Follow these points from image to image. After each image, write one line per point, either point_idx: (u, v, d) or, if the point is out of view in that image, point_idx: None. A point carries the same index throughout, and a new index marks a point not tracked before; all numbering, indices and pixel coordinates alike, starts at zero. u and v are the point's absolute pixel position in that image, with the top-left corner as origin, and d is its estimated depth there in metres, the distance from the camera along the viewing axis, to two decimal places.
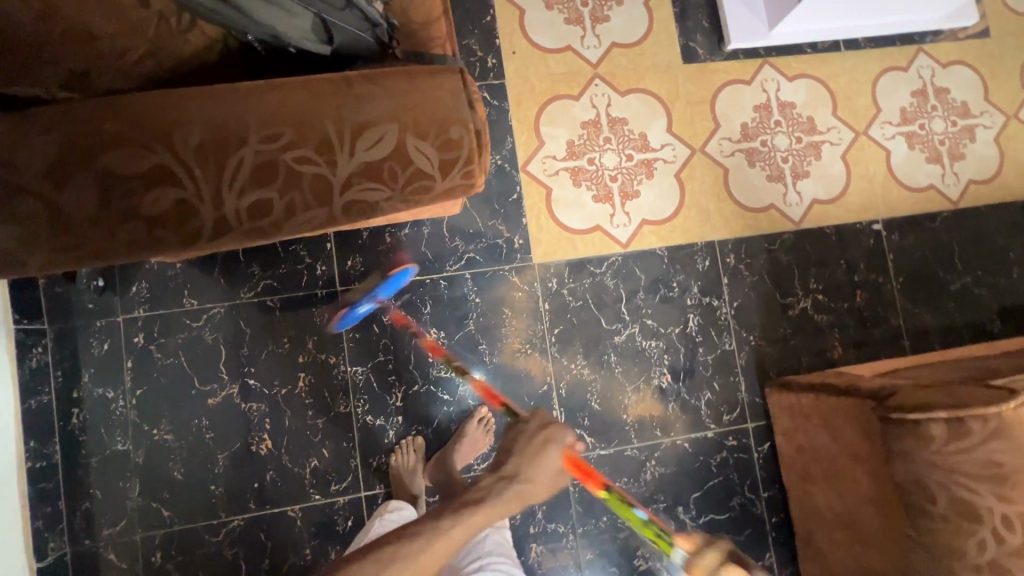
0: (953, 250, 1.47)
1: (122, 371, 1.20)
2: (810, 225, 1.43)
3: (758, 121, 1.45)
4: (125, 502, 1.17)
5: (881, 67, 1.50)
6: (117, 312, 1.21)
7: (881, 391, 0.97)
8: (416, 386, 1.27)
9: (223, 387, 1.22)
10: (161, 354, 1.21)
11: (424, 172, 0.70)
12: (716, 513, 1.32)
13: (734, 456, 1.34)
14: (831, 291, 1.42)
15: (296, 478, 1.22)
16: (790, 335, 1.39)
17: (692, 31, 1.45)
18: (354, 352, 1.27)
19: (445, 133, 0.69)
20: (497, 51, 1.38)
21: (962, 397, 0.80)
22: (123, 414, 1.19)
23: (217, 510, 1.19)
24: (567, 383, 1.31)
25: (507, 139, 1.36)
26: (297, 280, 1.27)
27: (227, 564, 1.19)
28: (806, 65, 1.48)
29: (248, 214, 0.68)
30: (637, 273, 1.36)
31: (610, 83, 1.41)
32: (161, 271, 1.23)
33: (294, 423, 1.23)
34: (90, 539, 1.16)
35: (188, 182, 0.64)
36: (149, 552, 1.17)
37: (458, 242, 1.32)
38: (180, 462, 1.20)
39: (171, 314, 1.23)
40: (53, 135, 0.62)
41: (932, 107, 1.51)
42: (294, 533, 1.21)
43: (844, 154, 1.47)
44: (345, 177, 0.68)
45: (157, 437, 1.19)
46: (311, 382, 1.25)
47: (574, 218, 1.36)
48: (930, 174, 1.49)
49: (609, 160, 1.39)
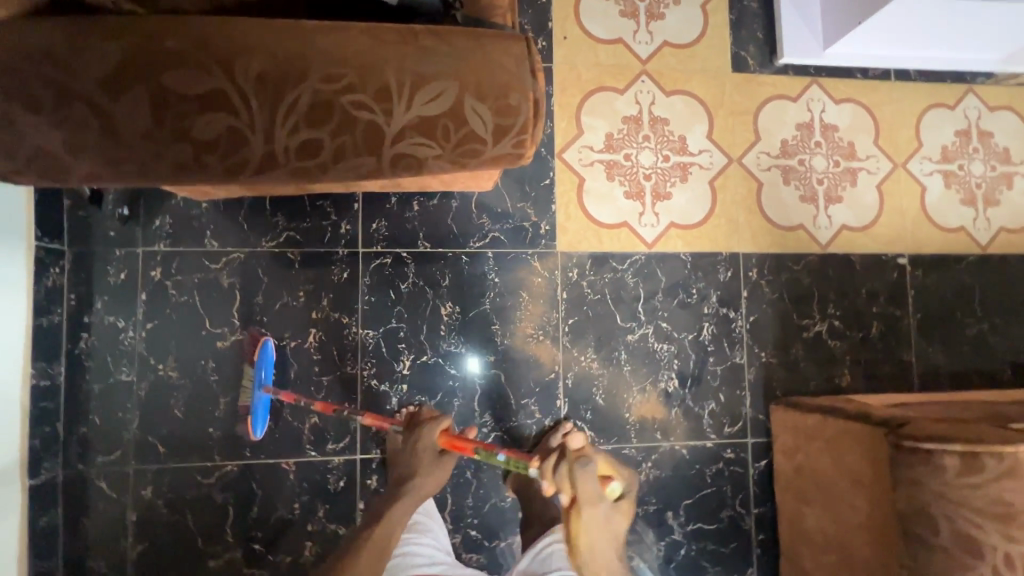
0: (975, 294, 1.46)
1: (135, 303, 1.19)
2: (836, 250, 1.42)
3: (799, 140, 1.44)
4: (122, 432, 1.17)
5: (929, 102, 1.49)
6: (138, 244, 1.20)
7: (893, 420, 0.97)
8: (424, 358, 1.27)
9: (233, 332, 1.22)
10: (175, 290, 1.21)
11: (477, 135, 0.70)
12: (704, 523, 1.32)
13: (730, 469, 1.33)
14: (848, 318, 1.41)
15: (294, 432, 1.22)
16: (802, 356, 1.38)
17: (745, 40, 1.43)
18: (367, 315, 1.26)
19: (504, 99, 0.68)
20: (548, 34, 1.37)
21: (979, 433, 0.80)
22: (131, 345, 1.19)
23: (212, 453, 1.19)
24: (574, 374, 1.31)
25: (546, 123, 1.35)
26: (320, 236, 1.26)
27: (215, 508, 1.19)
28: (855, 90, 1.47)
29: (297, 153, 0.67)
30: (658, 275, 1.35)
31: (656, 82, 1.40)
32: (186, 209, 1.22)
33: (300, 378, 1.23)
34: (83, 464, 1.16)
35: (242, 111, 0.64)
36: (140, 486, 1.17)
37: (484, 219, 1.31)
38: (182, 401, 1.19)
39: (190, 252, 1.22)
40: (115, 43, 0.61)
41: (974, 149, 1.49)
42: (286, 485, 1.21)
43: (880, 183, 1.46)
44: (399, 128, 0.67)
45: (162, 372, 1.19)
46: (321, 339, 1.24)
47: (603, 211, 1.35)
48: (962, 215, 1.48)
49: (645, 158, 1.38)
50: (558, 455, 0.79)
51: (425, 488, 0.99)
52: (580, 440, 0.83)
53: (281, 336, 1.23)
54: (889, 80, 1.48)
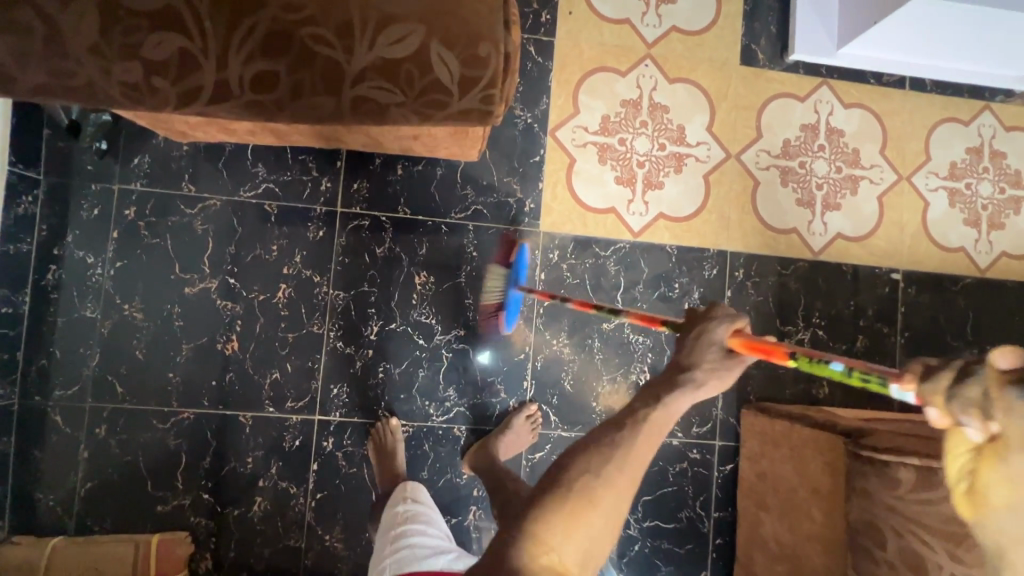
0: (968, 317, 1.41)
1: (106, 240, 1.18)
2: (828, 258, 1.38)
3: (803, 141, 1.39)
4: (82, 368, 1.17)
5: (942, 115, 1.44)
6: (114, 181, 1.19)
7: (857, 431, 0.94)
8: (394, 325, 1.25)
9: (202, 280, 1.20)
10: (148, 232, 1.19)
11: (442, 86, 0.67)
12: (661, 521, 1.29)
13: (694, 470, 1.30)
14: (833, 329, 1.37)
15: (254, 385, 1.21)
16: (780, 363, 1.35)
17: (757, 33, 1.39)
18: (340, 276, 1.24)
19: (473, 49, 0.65)
20: (553, 7, 1.33)
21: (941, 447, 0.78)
22: (98, 282, 1.17)
23: (170, 398, 1.18)
24: (544, 356, 1.28)
25: (542, 99, 1.31)
26: (299, 191, 1.24)
27: (169, 453, 1.18)
28: (866, 95, 1.42)
29: (253, 84, 0.64)
30: (642, 265, 1.32)
31: (660, 68, 1.35)
32: (166, 150, 1.20)
33: (265, 332, 1.21)
34: (41, 395, 1.15)
35: (195, 34, 0.61)
36: (95, 423, 1.16)
37: (468, 191, 1.28)
38: (144, 343, 1.18)
39: (166, 194, 1.20)
40: None
41: (984, 168, 1.44)
42: (241, 439, 1.20)
43: (881, 195, 1.41)
44: (359, 70, 0.65)
45: (127, 312, 1.18)
46: (290, 295, 1.22)
47: (591, 195, 1.32)
48: (963, 236, 1.43)
49: (641, 144, 1.34)
50: (941, 371, 0.34)
51: (717, 387, 0.53)
52: (1018, 359, 0.30)
53: (250, 288, 1.21)
54: (903, 89, 1.43)
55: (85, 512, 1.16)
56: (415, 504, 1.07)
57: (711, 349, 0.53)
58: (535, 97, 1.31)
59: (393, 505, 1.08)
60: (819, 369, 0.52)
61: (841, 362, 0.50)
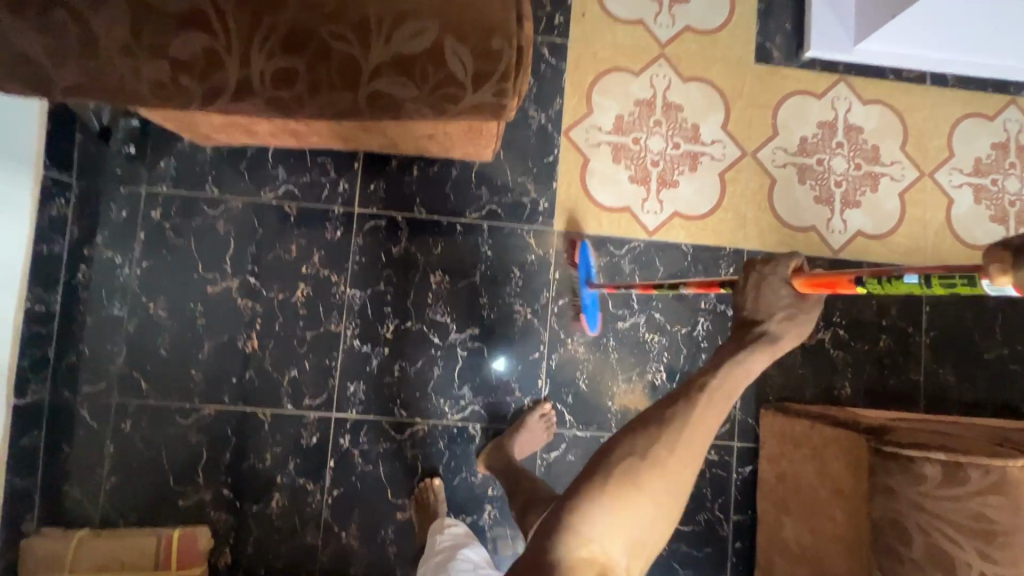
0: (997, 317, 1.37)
1: (133, 241, 1.22)
2: (849, 256, 1.36)
3: (820, 138, 1.37)
4: (109, 365, 1.20)
5: (966, 110, 1.41)
6: (141, 184, 1.23)
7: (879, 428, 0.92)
8: (410, 323, 1.26)
9: (224, 279, 1.23)
10: (172, 233, 1.23)
11: (456, 80, 0.68)
12: (678, 524, 1.27)
13: (712, 471, 1.28)
14: (854, 329, 1.34)
15: (274, 382, 1.23)
16: (800, 364, 1.32)
17: (772, 31, 1.38)
18: (358, 275, 1.26)
19: (486, 42, 0.67)
20: (566, 10, 1.34)
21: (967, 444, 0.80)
22: (126, 281, 1.21)
23: (192, 394, 1.21)
24: (558, 356, 1.28)
25: (556, 99, 1.32)
26: (318, 192, 1.26)
27: (191, 448, 1.20)
28: (885, 91, 1.39)
29: (272, 81, 0.67)
30: (657, 264, 1.31)
31: (674, 67, 1.35)
32: (191, 154, 1.24)
33: (284, 330, 1.24)
34: (70, 392, 1.19)
35: (218, 33, 0.63)
36: (120, 418, 1.20)
37: (482, 191, 1.29)
38: (169, 340, 1.21)
39: (190, 197, 1.24)
40: None
41: (1011, 164, 1.40)
42: (260, 435, 1.22)
43: (903, 192, 1.38)
44: (376, 65, 0.66)
45: (152, 310, 1.21)
46: (308, 294, 1.25)
47: (605, 193, 1.32)
48: (990, 233, 1.39)
49: (655, 143, 1.34)
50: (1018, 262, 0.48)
51: (783, 343, 0.68)
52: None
53: (270, 287, 1.24)
54: (924, 83, 1.40)
55: (110, 505, 1.19)
56: (452, 535, 1.08)
57: (776, 294, 0.68)
58: (548, 98, 1.32)
59: (432, 538, 1.09)
60: (891, 284, 0.63)
61: (911, 277, 0.60)
